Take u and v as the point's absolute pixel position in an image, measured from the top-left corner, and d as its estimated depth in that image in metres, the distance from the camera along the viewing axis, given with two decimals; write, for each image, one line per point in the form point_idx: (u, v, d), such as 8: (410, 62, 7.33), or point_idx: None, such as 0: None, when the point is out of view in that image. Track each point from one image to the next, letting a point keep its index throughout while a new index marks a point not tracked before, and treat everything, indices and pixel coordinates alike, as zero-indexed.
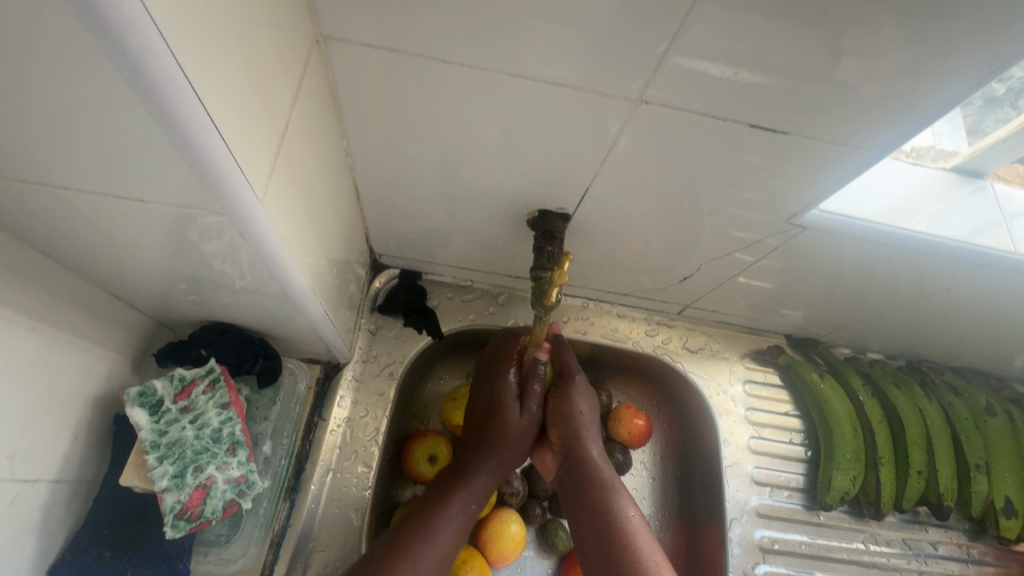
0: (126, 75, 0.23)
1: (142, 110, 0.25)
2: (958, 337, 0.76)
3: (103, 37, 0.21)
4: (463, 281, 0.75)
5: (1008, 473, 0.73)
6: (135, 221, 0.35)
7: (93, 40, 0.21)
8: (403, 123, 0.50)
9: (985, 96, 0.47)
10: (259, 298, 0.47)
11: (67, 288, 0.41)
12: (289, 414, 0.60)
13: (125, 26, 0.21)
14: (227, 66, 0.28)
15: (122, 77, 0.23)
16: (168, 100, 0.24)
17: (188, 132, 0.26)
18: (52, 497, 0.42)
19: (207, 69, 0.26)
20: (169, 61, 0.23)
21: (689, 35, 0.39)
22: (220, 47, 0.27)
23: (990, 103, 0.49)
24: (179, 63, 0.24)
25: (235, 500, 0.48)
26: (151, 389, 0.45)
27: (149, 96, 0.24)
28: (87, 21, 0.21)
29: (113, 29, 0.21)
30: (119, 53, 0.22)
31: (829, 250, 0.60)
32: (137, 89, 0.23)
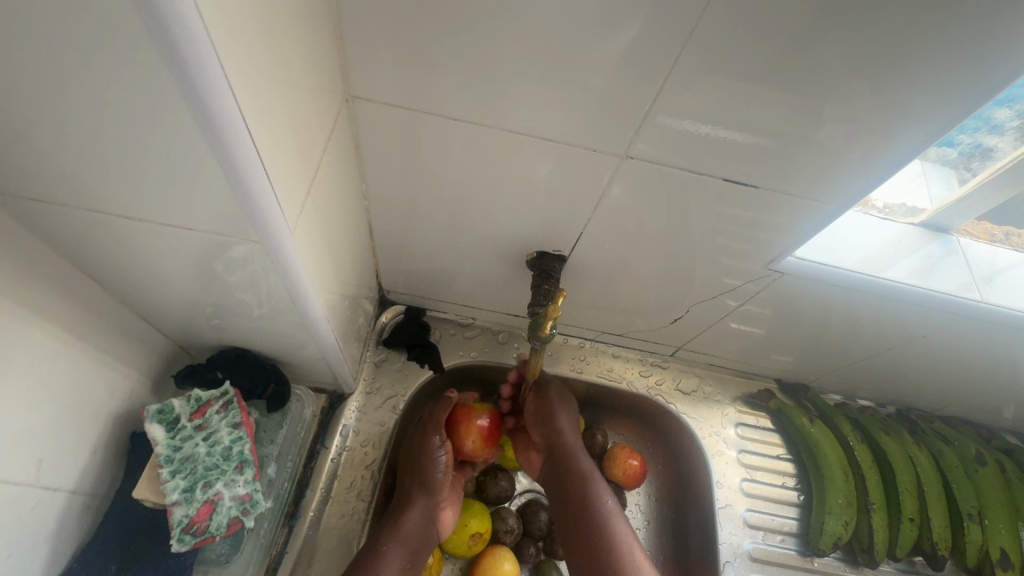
0: (192, 108, 0.27)
1: (195, 135, 0.29)
2: (943, 384, 0.78)
3: (190, 98, 0.26)
4: (465, 318, 0.79)
5: (1001, 524, 0.73)
6: (177, 249, 0.39)
7: (166, 65, 0.25)
8: (415, 170, 0.55)
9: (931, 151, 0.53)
10: (277, 324, 0.51)
11: (103, 308, 0.45)
12: (295, 438, 0.63)
13: (211, 92, 0.26)
14: (277, 124, 0.33)
15: (205, 141, 0.29)
16: (235, 158, 0.30)
17: (247, 180, 0.31)
18: (68, 507, 0.44)
19: (258, 109, 0.31)
20: (224, 87, 0.27)
21: (667, 98, 0.45)
22: (273, 107, 0.32)
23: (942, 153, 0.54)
24: (234, 89, 0.27)
25: (239, 518, 0.48)
26: (170, 407, 0.48)
27: (209, 126, 0.28)
28: (164, 50, 0.24)
29: (206, 106, 0.27)
30: (204, 117, 0.27)
31: (809, 296, 0.64)
32: (215, 148, 0.29)
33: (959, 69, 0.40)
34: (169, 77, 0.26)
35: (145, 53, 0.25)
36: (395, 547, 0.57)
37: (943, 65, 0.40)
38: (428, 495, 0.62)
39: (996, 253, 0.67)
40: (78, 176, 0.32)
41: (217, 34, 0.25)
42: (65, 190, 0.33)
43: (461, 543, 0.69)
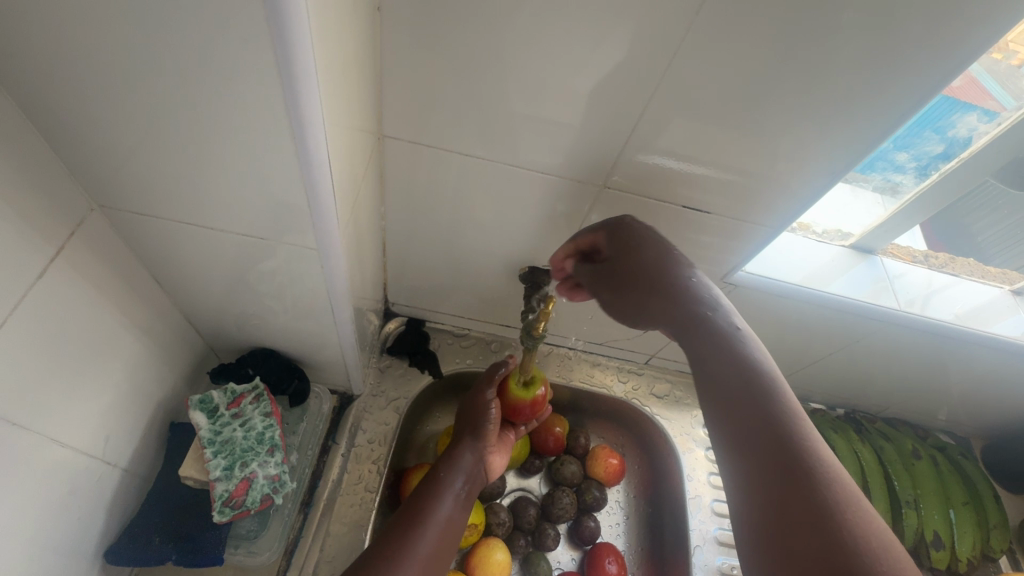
0: (299, 151, 0.36)
1: (286, 165, 0.38)
2: (883, 387, 0.89)
3: (301, 144, 0.36)
4: (462, 329, 0.87)
5: (935, 510, 0.83)
6: (236, 255, 0.47)
7: (285, 107, 0.34)
8: (425, 195, 0.64)
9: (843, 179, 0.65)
10: (306, 326, 0.58)
11: (161, 307, 0.53)
12: (314, 430, 0.70)
13: (315, 140, 0.36)
14: (342, 161, 0.42)
15: (301, 175, 0.38)
16: (318, 188, 0.39)
17: (320, 204, 0.41)
18: (120, 483, 0.50)
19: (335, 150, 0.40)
20: (318, 126, 0.35)
21: (636, 139, 0.55)
22: (341, 147, 0.42)
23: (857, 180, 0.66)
24: (326, 132, 0.36)
25: (270, 495, 0.55)
26: (210, 397, 0.54)
27: (307, 164, 0.37)
28: (287, 97, 0.33)
29: (309, 149, 0.36)
30: (307, 157, 0.37)
31: (760, 306, 0.74)
32: (306, 180, 0.38)
33: (859, 121, 0.52)
34: (279, 119, 0.34)
35: (263, 101, 0.34)
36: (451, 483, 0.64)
37: (847, 117, 0.51)
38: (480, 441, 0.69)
39: (916, 270, 0.79)
40: (177, 193, 0.41)
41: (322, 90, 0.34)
42: (162, 203, 0.42)
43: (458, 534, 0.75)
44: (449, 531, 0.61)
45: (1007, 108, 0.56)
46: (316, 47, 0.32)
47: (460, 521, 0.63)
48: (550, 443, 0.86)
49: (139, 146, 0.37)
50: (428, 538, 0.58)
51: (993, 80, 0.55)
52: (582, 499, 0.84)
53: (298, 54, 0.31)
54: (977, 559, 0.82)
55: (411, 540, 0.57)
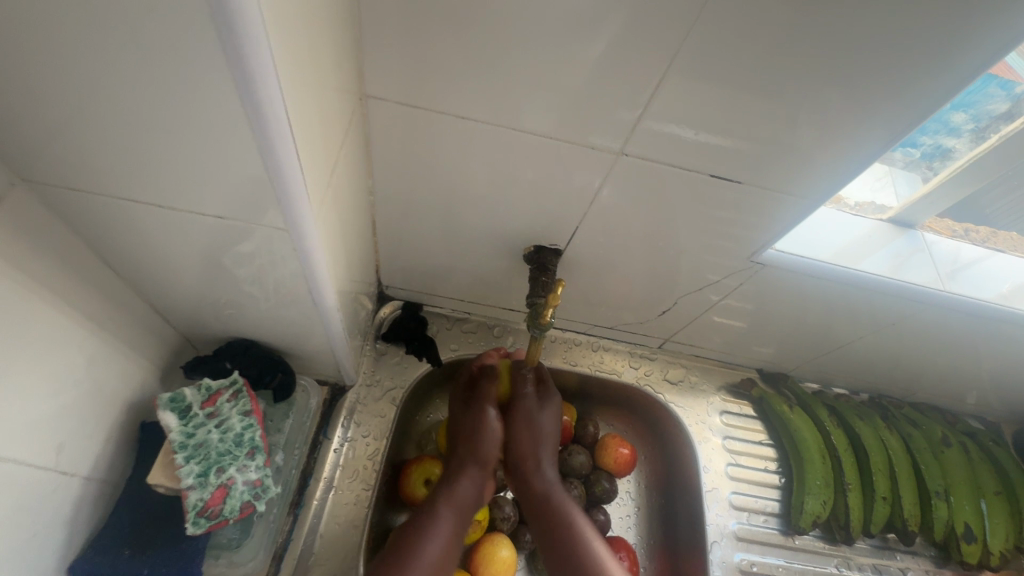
0: (252, 123, 0.30)
1: (241, 135, 0.31)
2: (912, 371, 0.83)
3: (253, 117, 0.30)
4: (461, 313, 0.81)
5: (966, 501, 0.78)
6: (197, 238, 0.41)
7: (227, 68, 0.27)
8: (418, 168, 0.57)
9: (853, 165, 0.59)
10: (287, 315, 0.52)
11: (119, 299, 0.46)
12: (301, 428, 0.64)
13: (270, 109, 0.30)
14: (312, 129, 0.36)
15: (258, 151, 0.32)
16: (281, 164, 0.33)
17: (286, 184, 0.34)
18: (83, 493, 0.45)
19: (300, 117, 0.33)
20: (273, 84, 0.29)
21: (659, 102, 0.48)
22: (309, 112, 0.35)
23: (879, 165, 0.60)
24: (283, 97, 0.30)
25: (251, 502, 0.50)
26: (181, 395, 0.48)
27: (264, 138, 0.31)
28: (226, 50, 0.26)
29: (265, 121, 0.30)
30: (263, 131, 0.31)
31: (787, 288, 0.68)
32: (266, 158, 0.32)
33: (921, 78, 0.44)
34: (224, 76, 0.28)
35: (200, 53, 0.27)
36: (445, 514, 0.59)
37: (907, 74, 0.44)
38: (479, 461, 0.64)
39: (957, 246, 0.72)
40: (115, 165, 0.34)
41: (272, 39, 0.27)
42: (100, 179, 0.35)
43: None
44: (440, 570, 0.56)
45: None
46: None
47: (451, 554, 0.57)
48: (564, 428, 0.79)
49: (55, 107, 0.30)
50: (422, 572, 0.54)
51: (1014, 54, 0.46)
52: (592, 491, 0.78)
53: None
54: (1011, 552, 0.77)
55: None
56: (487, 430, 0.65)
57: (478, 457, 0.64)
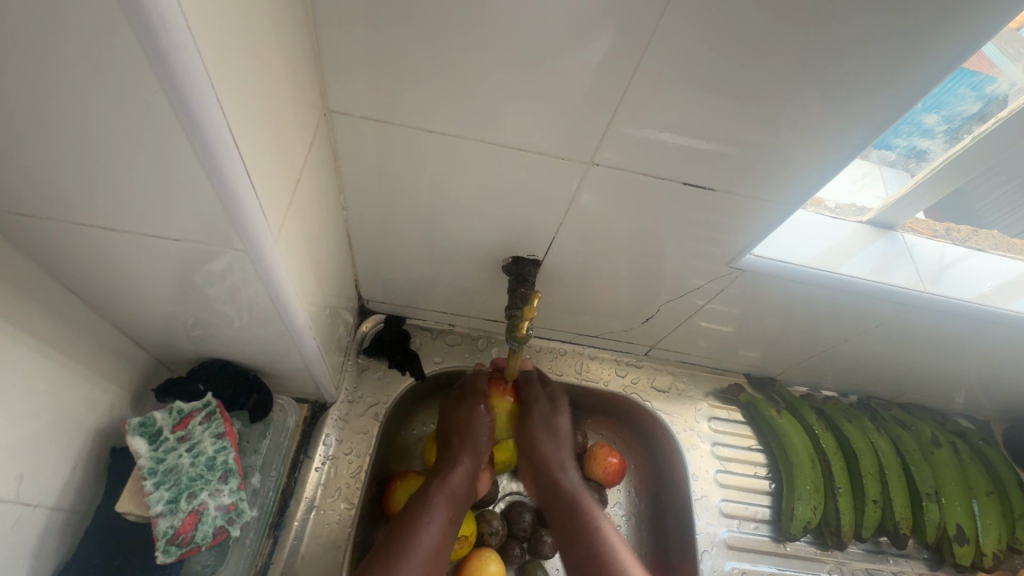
0: (195, 147, 0.30)
1: (190, 157, 0.30)
2: (899, 372, 0.83)
3: (196, 142, 0.29)
4: (445, 325, 0.81)
5: (957, 502, 0.77)
6: (158, 260, 0.40)
7: (163, 92, 0.27)
8: (391, 181, 0.57)
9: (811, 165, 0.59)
10: (259, 334, 0.52)
11: (84, 322, 0.46)
12: (278, 447, 0.63)
13: (210, 133, 0.29)
14: (264, 149, 0.35)
15: (205, 175, 0.32)
16: (229, 186, 0.32)
17: (238, 206, 0.34)
18: (49, 523, 0.44)
19: (248, 138, 0.33)
20: (213, 108, 0.28)
21: (627, 110, 0.48)
22: (259, 131, 0.34)
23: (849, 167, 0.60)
24: (224, 117, 0.29)
25: (225, 527, 0.49)
26: (151, 419, 0.48)
27: (209, 161, 0.31)
28: (160, 75, 0.26)
29: (207, 144, 0.30)
30: (208, 155, 0.30)
31: (767, 291, 0.67)
32: (214, 181, 0.32)
33: (886, 80, 0.44)
34: (166, 97, 0.27)
35: (140, 75, 0.26)
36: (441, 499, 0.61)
37: (872, 77, 0.44)
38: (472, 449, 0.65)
39: (938, 245, 0.72)
40: (67, 190, 0.33)
41: (206, 62, 0.27)
42: (52, 203, 0.34)
43: None
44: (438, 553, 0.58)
45: (1010, 74, 0.50)
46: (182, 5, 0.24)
47: (447, 540, 0.59)
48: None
49: None
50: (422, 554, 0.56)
51: (995, 47, 0.47)
52: None
53: (159, 22, 0.24)
54: (1004, 552, 0.76)
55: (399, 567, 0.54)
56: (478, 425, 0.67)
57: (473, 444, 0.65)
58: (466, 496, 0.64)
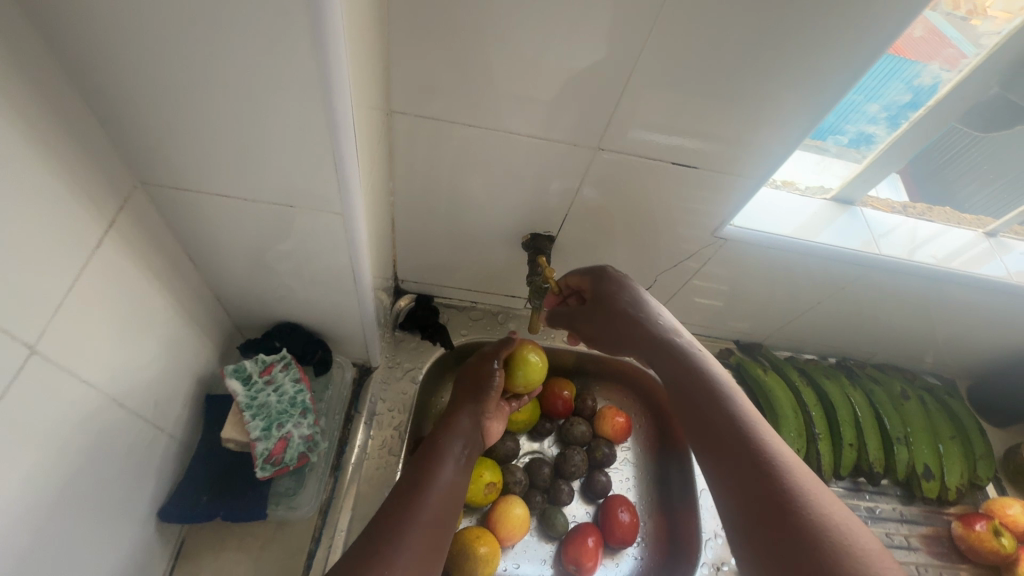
0: (332, 134, 0.41)
1: (316, 142, 0.41)
2: (870, 334, 0.94)
3: (335, 130, 0.40)
4: (469, 302, 0.92)
5: (924, 445, 0.88)
6: (262, 229, 0.51)
7: (319, 94, 0.38)
8: (431, 170, 0.68)
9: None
10: (327, 298, 0.62)
11: (193, 284, 0.56)
12: (340, 396, 0.74)
13: (343, 123, 0.40)
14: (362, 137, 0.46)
15: (330, 156, 0.42)
16: (345, 164, 0.43)
17: (348, 180, 0.45)
18: (168, 446, 0.55)
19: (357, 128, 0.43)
20: (345, 106, 0.39)
21: (628, 105, 0.59)
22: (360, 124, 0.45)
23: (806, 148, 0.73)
24: (351, 113, 0.40)
25: (305, 453, 0.60)
26: (243, 366, 0.58)
27: (340, 145, 0.42)
28: (318, 82, 0.37)
29: (339, 132, 0.41)
30: (338, 140, 0.41)
31: (750, 260, 0.78)
32: (339, 161, 0.43)
33: (837, 76, 0.55)
34: (308, 97, 0.38)
35: (295, 81, 0.37)
36: (451, 443, 0.68)
37: (825, 73, 0.55)
38: (477, 404, 0.74)
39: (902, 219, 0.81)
40: (209, 170, 0.44)
41: (348, 73, 0.38)
42: (195, 181, 0.45)
43: (478, 492, 0.80)
44: (452, 488, 0.63)
45: (966, 56, 0.60)
46: (342, 33, 0.35)
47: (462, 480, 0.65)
48: (560, 406, 0.91)
49: (173, 125, 0.40)
50: (437, 483, 0.62)
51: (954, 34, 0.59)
52: (593, 456, 0.89)
53: (329, 47, 0.35)
54: (965, 488, 0.87)
55: (421, 494, 0.60)
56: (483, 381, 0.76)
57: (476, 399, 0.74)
58: (473, 446, 0.71)
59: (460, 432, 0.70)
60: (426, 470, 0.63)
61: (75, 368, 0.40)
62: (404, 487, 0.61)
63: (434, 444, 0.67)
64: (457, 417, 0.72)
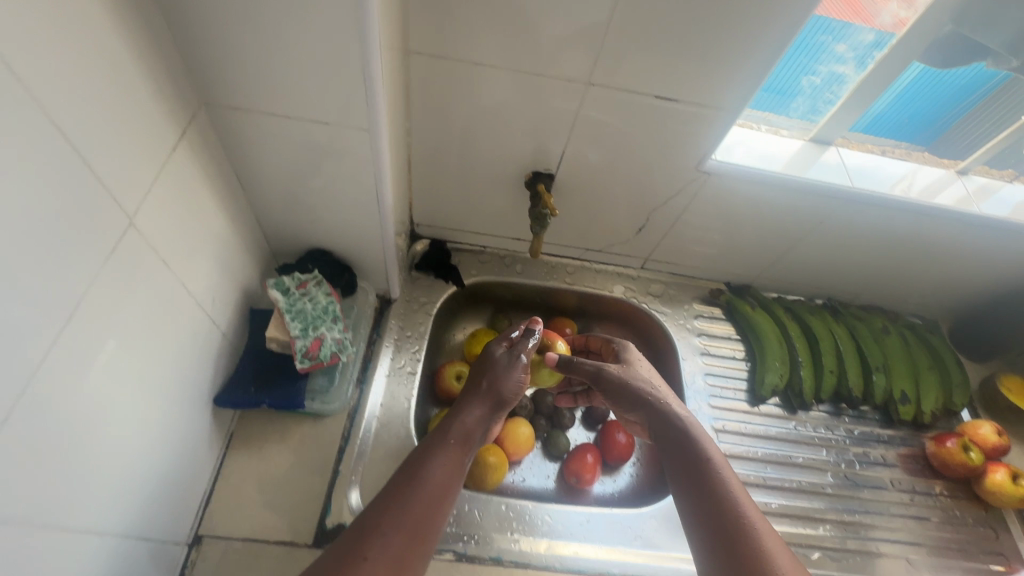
0: (362, 57, 0.49)
1: (348, 65, 0.50)
2: (853, 274, 1.00)
3: (364, 54, 0.49)
4: (478, 246, 1.00)
5: (902, 374, 0.94)
6: (300, 152, 0.60)
7: (352, 20, 0.46)
8: (441, 115, 0.76)
9: (765, 89, 0.79)
10: (353, 223, 0.71)
11: (240, 205, 0.66)
12: (364, 313, 0.82)
13: (370, 48, 0.48)
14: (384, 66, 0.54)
15: (358, 78, 0.51)
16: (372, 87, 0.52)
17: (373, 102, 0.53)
18: (222, 342, 0.64)
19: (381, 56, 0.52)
20: (373, 32, 0.47)
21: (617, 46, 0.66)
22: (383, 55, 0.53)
23: (782, 91, 0.80)
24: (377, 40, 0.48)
25: (337, 353, 0.69)
26: (282, 280, 0.67)
27: (368, 68, 0.50)
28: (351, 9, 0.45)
29: (367, 55, 0.49)
30: (366, 63, 0.50)
31: (736, 197, 0.83)
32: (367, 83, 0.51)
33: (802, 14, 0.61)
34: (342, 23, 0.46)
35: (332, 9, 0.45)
36: (451, 441, 0.62)
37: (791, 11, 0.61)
38: (490, 398, 0.69)
39: (878, 159, 0.87)
40: (258, 94, 0.53)
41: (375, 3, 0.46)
42: (247, 105, 0.54)
43: None
44: (445, 493, 0.58)
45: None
46: None
47: (455, 479, 0.60)
48: (559, 396, 0.92)
49: (232, 51, 0.49)
50: (430, 484, 0.57)
51: None
52: None
53: None
54: (940, 412, 0.93)
55: (409, 497, 0.55)
56: (502, 376, 0.71)
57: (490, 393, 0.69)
58: (475, 442, 0.66)
59: (464, 428, 0.65)
60: (421, 469, 0.58)
61: (156, 253, 0.49)
62: (395, 485, 0.56)
63: (436, 437, 0.63)
64: (465, 410, 0.67)
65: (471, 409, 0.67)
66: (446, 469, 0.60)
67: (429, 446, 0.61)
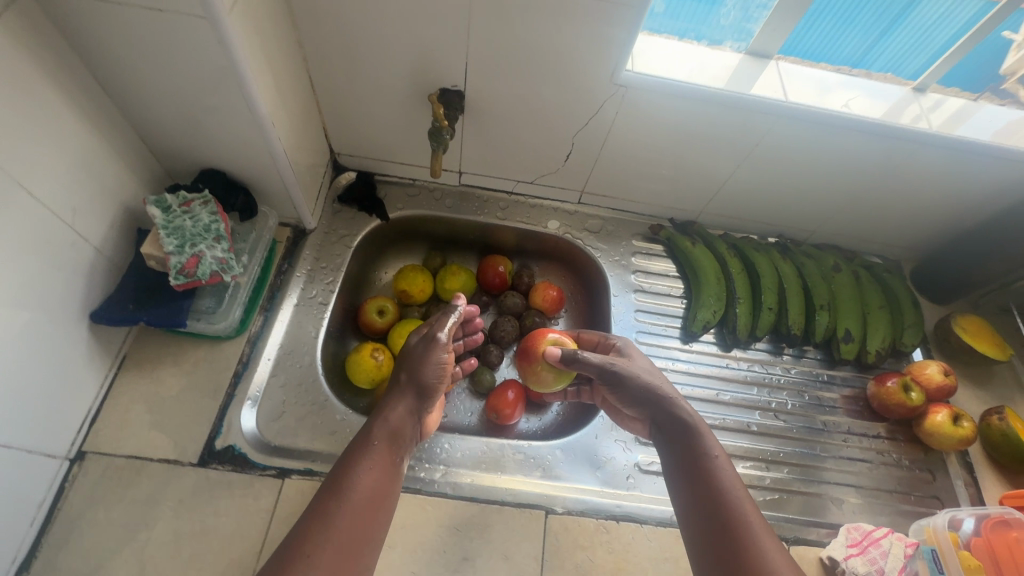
0: None
1: None
2: (803, 208, 0.94)
3: None
4: (408, 180, 0.96)
5: (847, 312, 0.89)
6: (152, 53, 0.56)
7: None
8: (335, 25, 0.71)
9: None
10: (237, 141, 0.68)
11: (110, 117, 0.63)
12: (262, 239, 0.79)
13: None
14: None
15: None
16: None
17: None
18: (96, 259, 0.63)
19: None
20: None
21: None
22: None
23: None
24: None
25: (219, 272, 0.67)
26: (163, 198, 0.65)
27: None
28: None
29: None
30: None
31: (663, 114, 0.77)
32: None
33: None
34: None
35: None
36: (377, 442, 0.57)
37: None
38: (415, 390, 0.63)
39: (824, 76, 0.80)
40: None
41: None
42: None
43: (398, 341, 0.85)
44: (375, 498, 0.54)
45: None
46: None
47: (385, 483, 0.56)
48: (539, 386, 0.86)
49: None
50: (356, 495, 0.53)
51: None
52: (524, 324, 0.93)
53: None
54: (887, 352, 0.88)
55: (336, 512, 0.51)
56: (427, 363, 0.64)
57: (416, 385, 0.63)
58: (407, 439, 0.61)
59: (390, 427, 0.60)
60: (344, 477, 0.54)
61: None
62: (318, 501, 0.52)
63: (361, 439, 0.58)
64: (391, 405, 0.61)
65: (398, 403, 0.62)
66: (372, 476, 0.55)
67: (354, 451, 0.57)
